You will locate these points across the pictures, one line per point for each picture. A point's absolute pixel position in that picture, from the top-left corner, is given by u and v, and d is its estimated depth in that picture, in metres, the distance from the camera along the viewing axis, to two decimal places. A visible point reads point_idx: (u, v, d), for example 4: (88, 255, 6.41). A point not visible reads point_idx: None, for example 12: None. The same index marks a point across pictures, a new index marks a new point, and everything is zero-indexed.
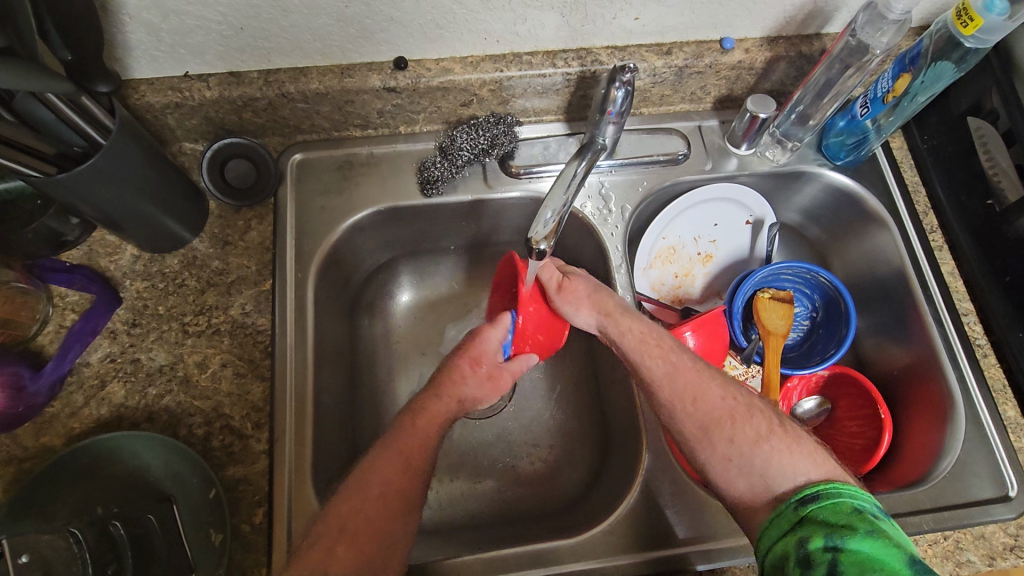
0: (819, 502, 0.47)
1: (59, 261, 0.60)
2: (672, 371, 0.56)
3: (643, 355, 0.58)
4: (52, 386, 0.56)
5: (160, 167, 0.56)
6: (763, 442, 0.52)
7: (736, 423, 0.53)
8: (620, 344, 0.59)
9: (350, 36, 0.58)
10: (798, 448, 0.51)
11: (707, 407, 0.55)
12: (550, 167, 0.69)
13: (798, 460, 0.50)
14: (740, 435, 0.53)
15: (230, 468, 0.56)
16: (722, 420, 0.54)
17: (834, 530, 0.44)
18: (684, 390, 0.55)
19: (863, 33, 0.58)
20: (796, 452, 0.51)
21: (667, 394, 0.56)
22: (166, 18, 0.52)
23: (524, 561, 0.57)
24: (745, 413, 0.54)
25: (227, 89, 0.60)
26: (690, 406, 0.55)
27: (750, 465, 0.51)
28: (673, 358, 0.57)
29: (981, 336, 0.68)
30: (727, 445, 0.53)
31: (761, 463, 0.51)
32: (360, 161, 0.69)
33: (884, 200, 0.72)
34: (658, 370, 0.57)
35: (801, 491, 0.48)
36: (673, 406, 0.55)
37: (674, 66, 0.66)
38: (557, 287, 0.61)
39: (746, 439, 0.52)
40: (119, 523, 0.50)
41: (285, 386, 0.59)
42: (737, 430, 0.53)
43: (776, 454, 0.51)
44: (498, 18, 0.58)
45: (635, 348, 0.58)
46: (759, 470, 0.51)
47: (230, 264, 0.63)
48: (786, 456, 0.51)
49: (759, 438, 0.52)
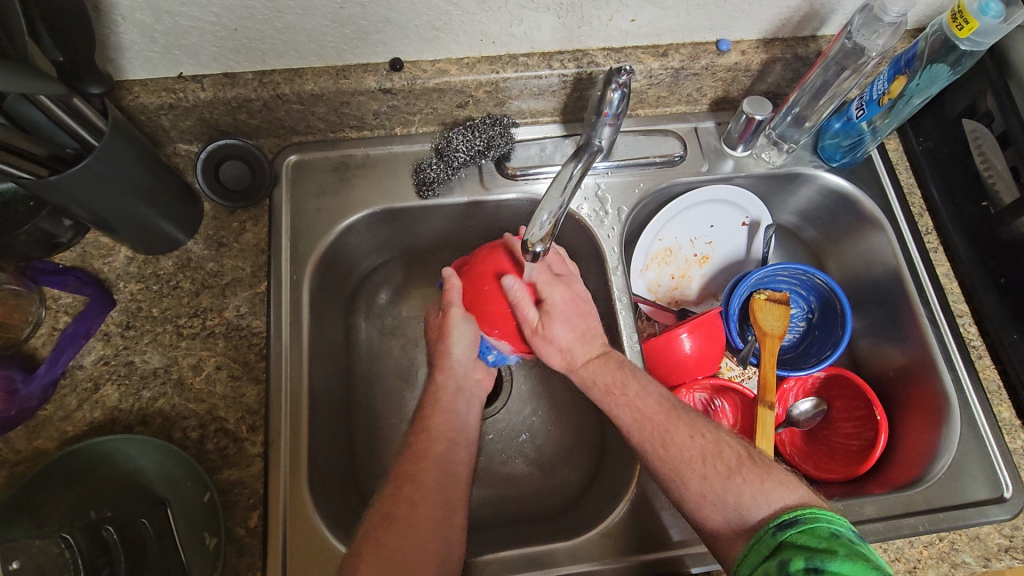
0: (796, 527, 0.46)
1: (51, 264, 0.59)
2: (637, 417, 0.57)
3: (610, 402, 0.58)
4: (45, 389, 0.56)
5: (154, 169, 0.55)
6: (734, 477, 0.52)
7: (707, 460, 0.54)
8: (587, 391, 0.60)
9: (345, 37, 0.57)
10: (769, 480, 0.51)
11: (677, 447, 0.55)
12: (547, 168, 0.69)
13: (772, 492, 0.50)
14: (712, 471, 0.53)
15: (225, 471, 0.56)
16: (692, 460, 0.54)
17: (813, 552, 0.43)
18: (653, 434, 0.56)
19: (859, 36, 0.58)
20: (768, 484, 0.51)
21: (638, 438, 0.57)
22: (160, 18, 0.52)
23: (520, 563, 0.57)
24: (714, 451, 0.54)
25: (221, 90, 0.60)
26: (660, 448, 0.55)
27: (724, 500, 0.51)
28: (638, 403, 0.58)
29: (976, 337, 0.68)
30: (698, 483, 0.53)
31: (734, 497, 0.51)
32: (356, 162, 0.68)
33: (879, 201, 0.72)
34: (624, 418, 0.58)
35: (778, 517, 0.48)
36: (644, 447, 0.56)
37: (670, 67, 0.66)
38: (534, 327, 0.59)
39: (718, 476, 0.53)
40: (111, 528, 0.51)
41: (281, 388, 0.58)
42: (707, 467, 0.53)
43: (748, 488, 0.51)
44: (494, 19, 0.58)
45: (601, 396, 0.59)
46: (732, 504, 0.51)
47: (224, 266, 0.63)
48: (758, 489, 0.51)
49: (730, 474, 0.52)
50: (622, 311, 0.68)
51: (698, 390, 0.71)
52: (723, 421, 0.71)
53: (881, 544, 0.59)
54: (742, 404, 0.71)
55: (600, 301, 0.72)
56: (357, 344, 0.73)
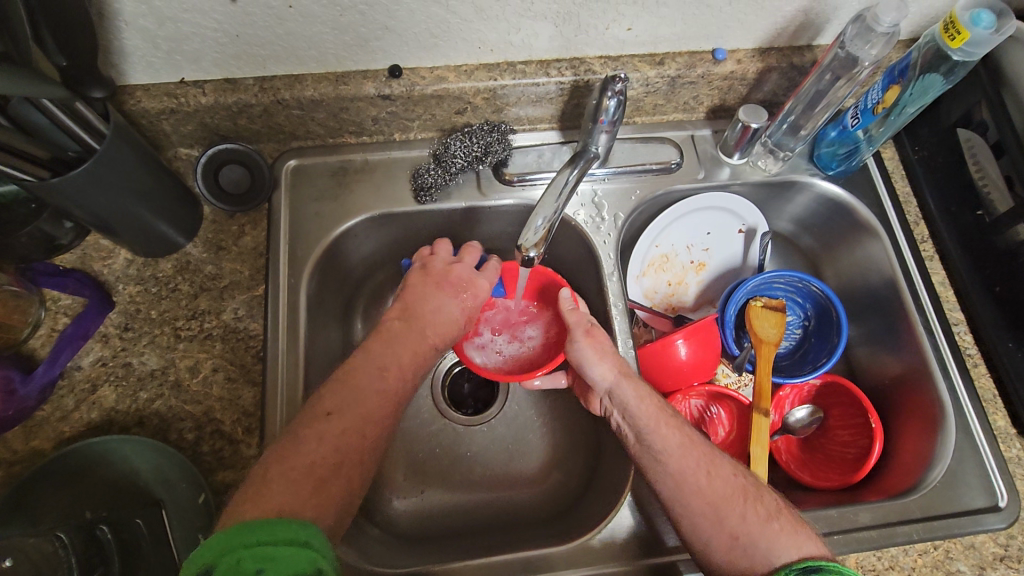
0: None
1: (51, 265, 0.60)
2: (684, 444, 0.56)
3: (656, 424, 0.57)
4: (43, 389, 0.56)
5: (155, 172, 0.56)
6: (772, 522, 0.52)
7: (747, 500, 0.54)
8: (634, 408, 0.58)
9: (345, 44, 0.58)
10: (802, 531, 0.52)
11: (721, 482, 0.54)
12: (543, 175, 0.70)
13: (804, 542, 0.51)
14: (750, 511, 0.53)
15: (220, 473, 0.56)
16: (733, 497, 0.54)
17: None
18: (698, 462, 0.55)
19: (852, 45, 0.58)
20: (803, 533, 0.52)
21: (678, 464, 0.55)
22: (162, 25, 0.53)
23: (511, 569, 0.57)
24: (754, 493, 0.54)
25: (222, 95, 0.60)
26: (704, 478, 0.55)
27: (757, 545, 0.51)
28: (687, 432, 0.58)
29: (971, 346, 0.68)
30: (737, 522, 0.52)
31: (768, 541, 0.51)
32: (355, 168, 0.69)
33: (875, 210, 0.72)
34: (672, 440, 0.56)
35: (801, 562, 0.47)
36: (683, 476, 0.55)
37: (667, 75, 0.66)
38: (584, 332, 0.62)
39: (756, 517, 0.52)
40: (106, 528, 0.51)
41: (276, 390, 0.59)
42: (747, 506, 0.53)
43: (783, 532, 0.52)
44: (492, 27, 0.59)
45: (650, 415, 0.58)
46: (764, 547, 0.51)
47: (223, 269, 0.63)
48: (794, 538, 0.51)
49: (769, 517, 0.52)
50: (617, 319, 0.68)
51: (693, 397, 0.71)
52: (718, 428, 0.72)
53: (875, 552, 0.60)
54: (737, 411, 0.71)
55: (596, 307, 0.73)
56: (353, 348, 0.73)
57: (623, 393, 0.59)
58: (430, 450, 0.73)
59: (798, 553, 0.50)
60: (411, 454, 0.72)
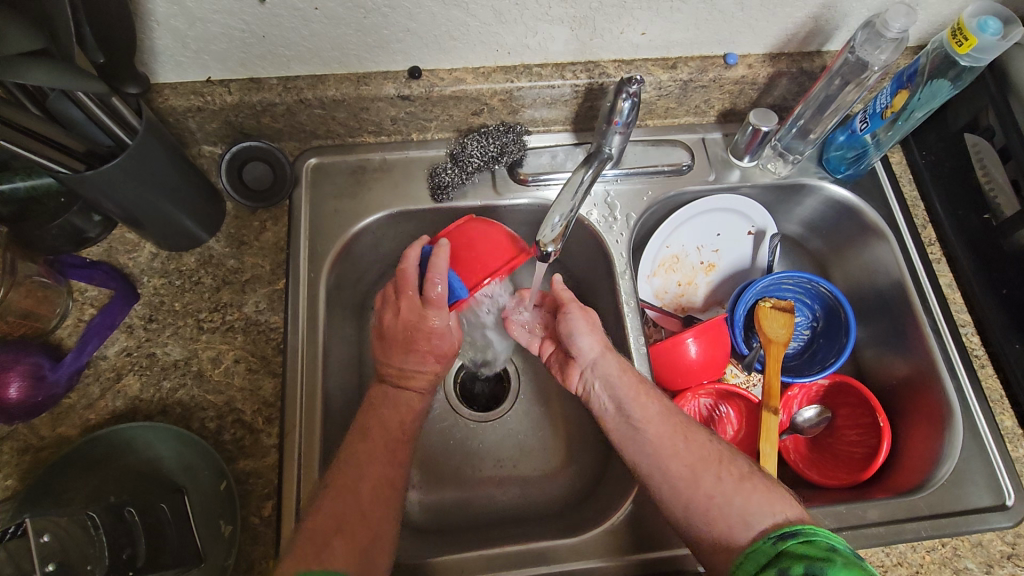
0: (797, 539, 0.48)
1: (80, 258, 0.62)
2: (663, 412, 0.59)
3: (636, 395, 0.60)
4: (71, 377, 0.57)
5: (181, 167, 0.58)
6: (746, 482, 0.54)
7: (722, 462, 0.55)
8: (616, 379, 0.61)
9: (367, 45, 0.60)
10: (777, 491, 0.53)
11: (697, 446, 0.57)
12: (557, 175, 0.71)
13: (778, 500, 0.52)
14: (724, 473, 0.55)
15: (241, 461, 0.57)
16: (709, 460, 0.56)
17: (813, 560, 0.45)
18: (674, 428, 0.58)
19: (862, 50, 0.60)
20: (776, 493, 0.53)
21: (654, 430, 0.58)
22: (193, 25, 0.55)
23: (525, 559, 0.58)
24: (729, 456, 0.57)
25: (247, 94, 0.62)
26: (682, 443, 0.57)
27: (731, 504, 0.52)
28: (666, 402, 0.60)
29: (979, 347, 0.69)
30: (712, 483, 0.54)
31: (742, 500, 0.52)
32: (373, 167, 0.71)
33: (883, 213, 0.74)
34: (651, 408, 0.59)
35: (779, 527, 0.49)
36: (661, 442, 0.57)
37: (679, 79, 0.68)
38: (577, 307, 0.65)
39: (730, 478, 0.54)
40: (133, 510, 0.51)
41: (295, 381, 0.60)
42: (723, 467, 0.55)
43: (757, 493, 0.53)
44: (510, 31, 0.61)
45: (630, 386, 0.60)
46: (739, 507, 0.52)
47: (245, 263, 0.65)
48: (766, 496, 0.52)
49: (742, 477, 0.54)
50: (629, 317, 0.69)
51: (703, 396, 0.72)
52: (727, 427, 0.72)
53: (883, 548, 0.60)
54: (746, 409, 0.72)
55: (607, 306, 0.74)
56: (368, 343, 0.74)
57: (607, 365, 0.62)
58: (442, 445, 0.74)
59: (773, 517, 0.51)
60: (424, 448, 0.73)
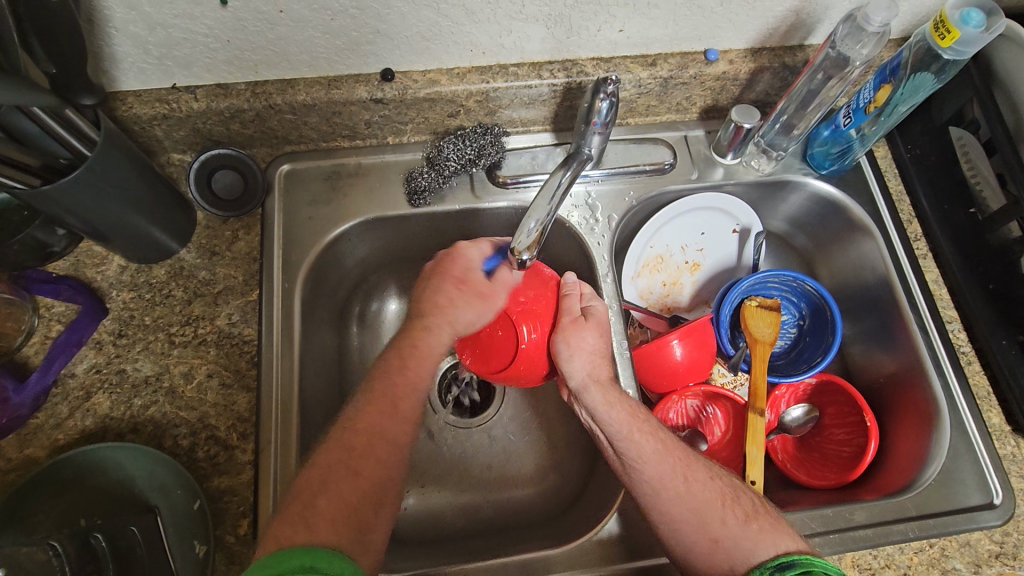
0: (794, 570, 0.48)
1: (44, 272, 0.59)
2: (660, 449, 0.57)
3: (630, 430, 0.57)
4: (37, 398, 0.56)
5: (147, 179, 0.56)
6: (751, 523, 0.53)
7: (726, 503, 0.54)
8: (605, 414, 0.58)
9: (337, 48, 0.58)
10: (781, 528, 0.53)
11: (698, 486, 0.55)
12: (537, 176, 0.70)
13: (783, 538, 0.52)
14: (729, 514, 0.54)
15: (215, 479, 0.56)
16: (712, 500, 0.55)
17: None
18: (674, 468, 0.56)
19: (843, 45, 0.59)
20: (781, 529, 0.53)
21: (652, 470, 0.56)
22: (153, 31, 0.53)
23: (510, 570, 0.57)
24: (731, 495, 0.56)
25: (215, 100, 0.60)
26: (682, 484, 0.55)
27: (734, 546, 0.52)
28: (662, 437, 0.58)
29: (965, 343, 0.68)
30: (717, 524, 0.53)
31: (748, 541, 0.52)
32: (348, 171, 0.69)
33: (869, 208, 0.73)
34: (647, 446, 0.57)
35: (777, 558, 0.50)
36: (661, 481, 0.55)
37: (659, 77, 0.66)
38: (570, 320, 0.60)
39: (735, 519, 0.53)
40: (100, 536, 0.49)
41: (270, 395, 0.59)
42: (726, 509, 0.54)
43: (761, 533, 0.52)
44: (484, 30, 0.59)
45: (622, 423, 0.58)
46: (744, 548, 0.51)
47: (217, 274, 0.63)
48: (771, 536, 0.52)
49: (747, 517, 0.53)
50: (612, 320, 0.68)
51: (689, 397, 0.70)
52: (715, 428, 0.72)
53: (871, 550, 0.60)
54: (733, 411, 0.71)
55: None
56: (348, 352, 0.73)
57: (592, 397, 0.59)
58: (427, 452, 0.73)
59: (778, 550, 0.51)
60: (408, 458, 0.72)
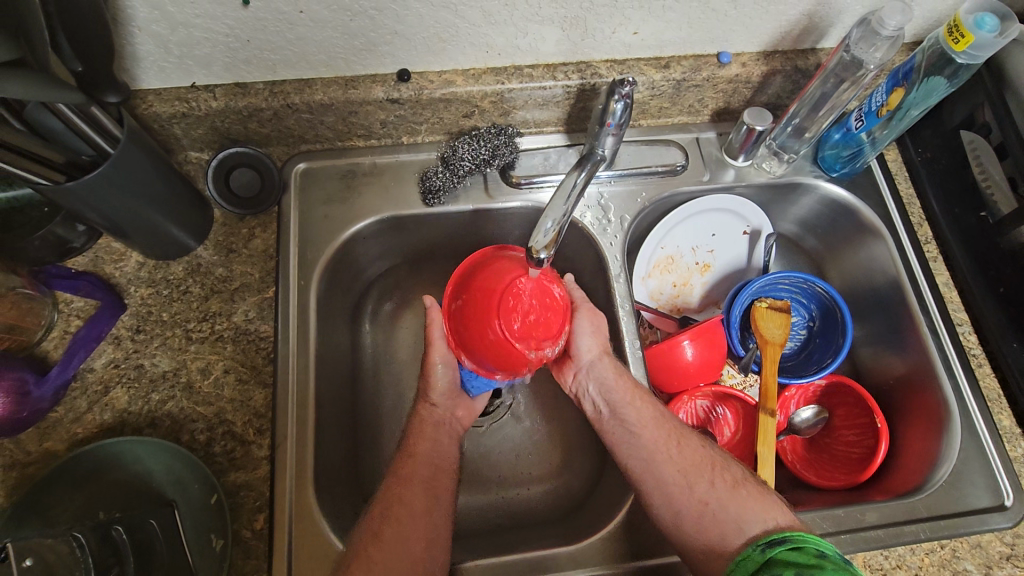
0: (785, 545, 0.49)
1: (64, 269, 0.61)
2: (658, 417, 0.60)
3: (631, 398, 0.60)
4: (57, 391, 0.56)
5: (166, 176, 0.56)
6: (740, 488, 0.55)
7: (716, 469, 0.57)
8: (611, 383, 0.61)
9: (355, 49, 0.59)
10: (770, 497, 0.55)
11: (692, 452, 0.58)
12: (550, 177, 0.70)
13: (772, 506, 0.53)
14: (720, 480, 0.56)
15: (231, 474, 0.56)
16: (703, 465, 0.57)
17: (801, 569, 0.46)
18: (669, 436, 0.59)
19: (857, 48, 0.60)
20: (771, 500, 0.54)
21: (648, 435, 0.59)
22: (174, 30, 0.54)
23: (522, 567, 0.57)
24: (722, 462, 0.58)
25: (233, 99, 0.61)
26: (676, 449, 0.58)
27: (724, 510, 0.54)
28: (660, 408, 0.61)
29: (976, 346, 0.68)
30: (708, 489, 0.55)
31: (737, 507, 0.53)
32: (363, 171, 0.70)
33: (879, 210, 0.73)
34: (645, 413, 0.60)
35: (767, 535, 0.51)
36: (656, 447, 0.58)
37: (672, 79, 0.67)
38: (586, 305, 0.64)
39: (724, 484, 0.55)
40: (122, 529, 0.50)
41: (286, 390, 0.59)
42: (715, 474, 0.56)
43: (751, 499, 0.54)
44: (500, 32, 0.59)
45: (625, 390, 0.61)
46: (733, 513, 0.53)
47: (233, 271, 0.64)
48: (761, 502, 0.54)
49: (736, 484, 0.55)
50: (625, 318, 0.69)
51: (699, 398, 0.71)
52: (724, 430, 0.72)
53: (882, 551, 0.60)
54: (743, 411, 0.71)
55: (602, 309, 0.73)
56: (361, 350, 0.74)
57: (601, 368, 0.62)
58: None
59: (767, 520, 0.52)
60: None
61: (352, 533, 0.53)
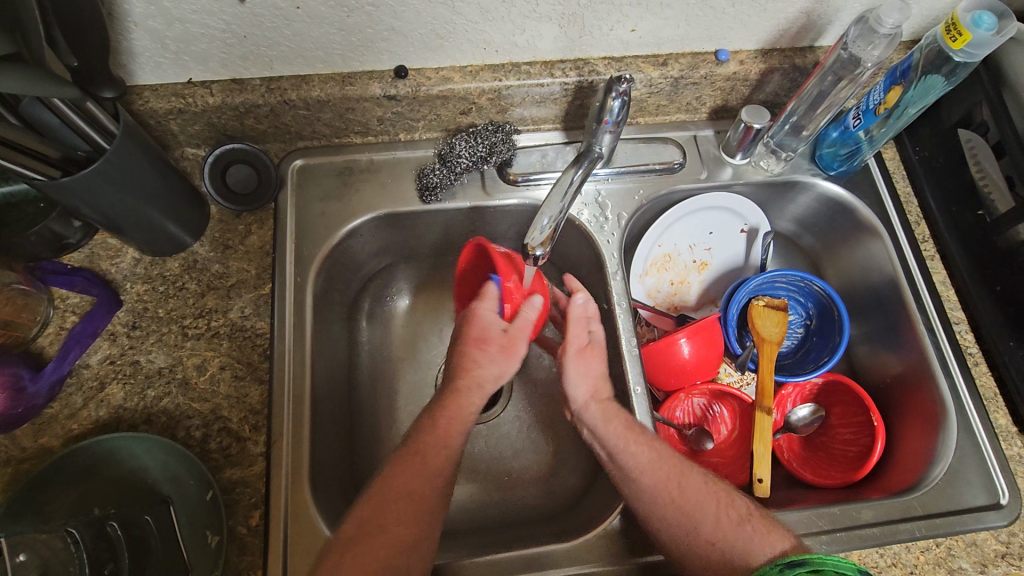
0: (804, 567, 0.48)
1: (60, 265, 0.60)
2: (654, 458, 0.59)
3: (626, 443, 0.59)
4: (52, 387, 0.56)
5: (162, 172, 0.56)
6: (744, 525, 0.55)
7: (720, 505, 0.57)
8: (604, 429, 0.60)
9: (352, 45, 0.59)
10: (775, 529, 0.55)
11: (693, 489, 0.58)
12: (548, 174, 0.70)
13: (776, 539, 0.54)
14: (724, 516, 0.56)
15: (227, 471, 0.56)
16: (705, 505, 0.57)
17: None
18: (668, 475, 0.58)
19: (855, 46, 0.59)
20: (776, 531, 0.55)
21: (649, 480, 0.58)
22: (171, 26, 0.53)
23: (517, 565, 0.57)
24: (726, 496, 0.58)
25: (229, 95, 0.61)
26: (677, 492, 0.57)
27: (732, 549, 0.54)
28: (655, 446, 0.60)
29: (973, 345, 0.68)
30: (713, 529, 0.55)
31: (744, 543, 0.54)
32: (360, 167, 0.69)
33: (876, 209, 0.73)
34: (642, 456, 0.59)
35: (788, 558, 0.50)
36: (657, 491, 0.57)
37: (670, 76, 0.67)
38: (577, 348, 0.63)
39: (729, 521, 0.56)
40: (116, 524, 0.50)
41: (282, 387, 0.59)
42: (720, 511, 0.56)
43: (758, 533, 0.54)
44: (497, 28, 0.59)
45: (619, 435, 0.59)
46: (740, 549, 0.54)
47: (230, 268, 0.64)
48: (766, 537, 0.54)
49: (741, 520, 0.55)
50: (620, 317, 0.68)
51: (696, 396, 0.71)
52: (721, 428, 0.72)
53: (878, 549, 0.60)
54: (740, 409, 0.71)
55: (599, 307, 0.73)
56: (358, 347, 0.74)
57: (592, 415, 0.61)
58: None
59: (773, 552, 0.53)
60: None
61: (347, 523, 0.53)
